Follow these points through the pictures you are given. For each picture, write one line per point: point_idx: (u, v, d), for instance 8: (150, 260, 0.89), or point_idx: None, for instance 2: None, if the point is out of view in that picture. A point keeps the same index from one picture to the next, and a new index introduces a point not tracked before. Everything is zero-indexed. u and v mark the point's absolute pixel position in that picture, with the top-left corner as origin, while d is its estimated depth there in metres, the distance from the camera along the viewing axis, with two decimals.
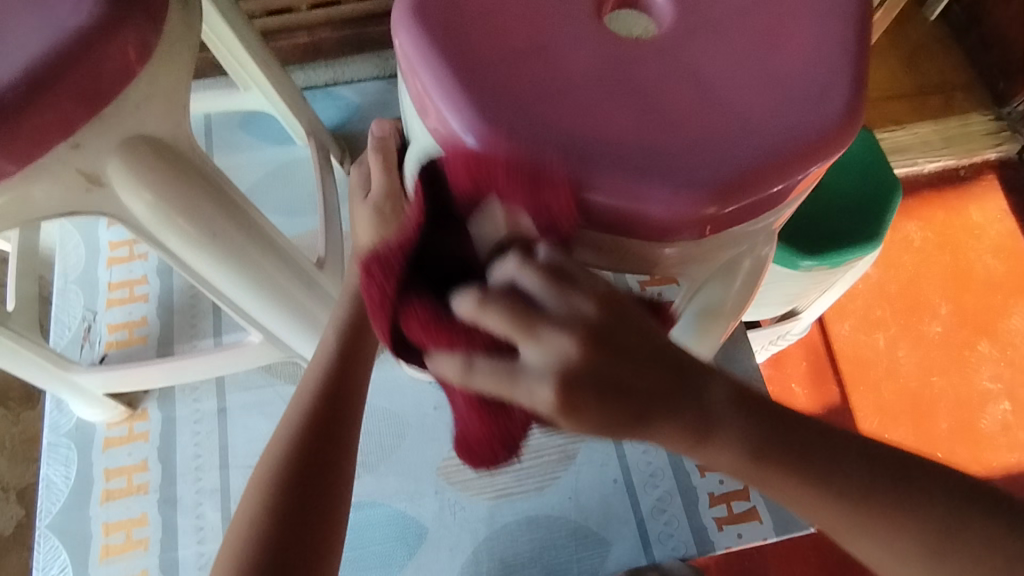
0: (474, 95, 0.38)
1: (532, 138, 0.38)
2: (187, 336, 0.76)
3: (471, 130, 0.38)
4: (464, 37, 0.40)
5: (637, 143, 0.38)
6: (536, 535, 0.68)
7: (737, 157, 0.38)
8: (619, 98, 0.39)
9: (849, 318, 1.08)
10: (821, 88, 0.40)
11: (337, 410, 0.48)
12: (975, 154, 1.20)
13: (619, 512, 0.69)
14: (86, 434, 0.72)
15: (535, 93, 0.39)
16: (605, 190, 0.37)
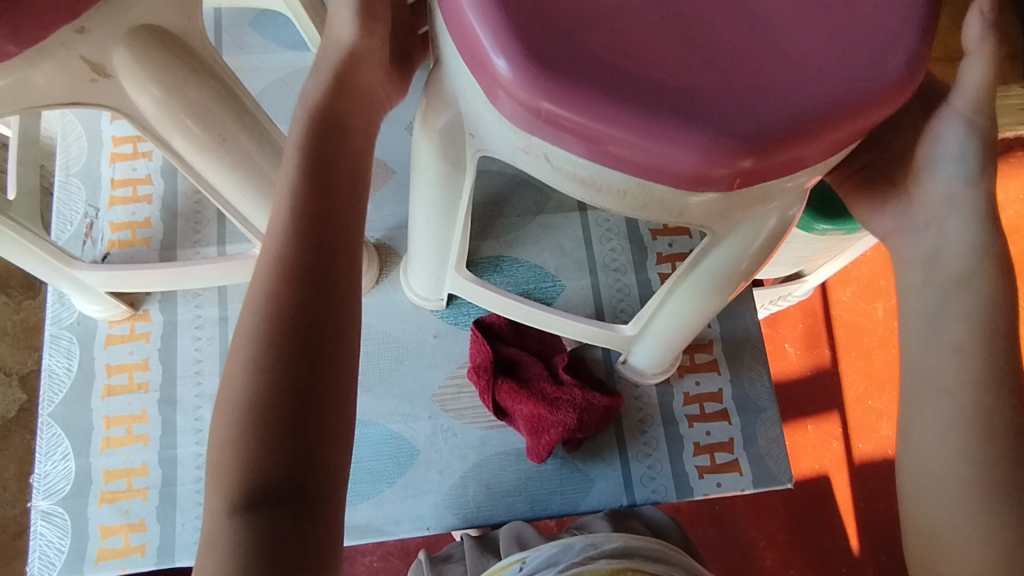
0: (509, 13, 0.36)
1: (568, 66, 0.36)
2: (190, 242, 0.75)
3: (502, 52, 0.36)
4: None
5: (679, 81, 0.36)
6: (523, 466, 0.70)
7: (782, 106, 0.36)
8: (665, 30, 0.37)
9: (853, 284, 1.08)
10: (879, 43, 0.37)
11: (319, 258, 0.38)
12: (1009, 128, 1.19)
13: (606, 452, 0.71)
14: (88, 329, 0.72)
15: (576, 15, 0.36)
16: (638, 130, 0.36)
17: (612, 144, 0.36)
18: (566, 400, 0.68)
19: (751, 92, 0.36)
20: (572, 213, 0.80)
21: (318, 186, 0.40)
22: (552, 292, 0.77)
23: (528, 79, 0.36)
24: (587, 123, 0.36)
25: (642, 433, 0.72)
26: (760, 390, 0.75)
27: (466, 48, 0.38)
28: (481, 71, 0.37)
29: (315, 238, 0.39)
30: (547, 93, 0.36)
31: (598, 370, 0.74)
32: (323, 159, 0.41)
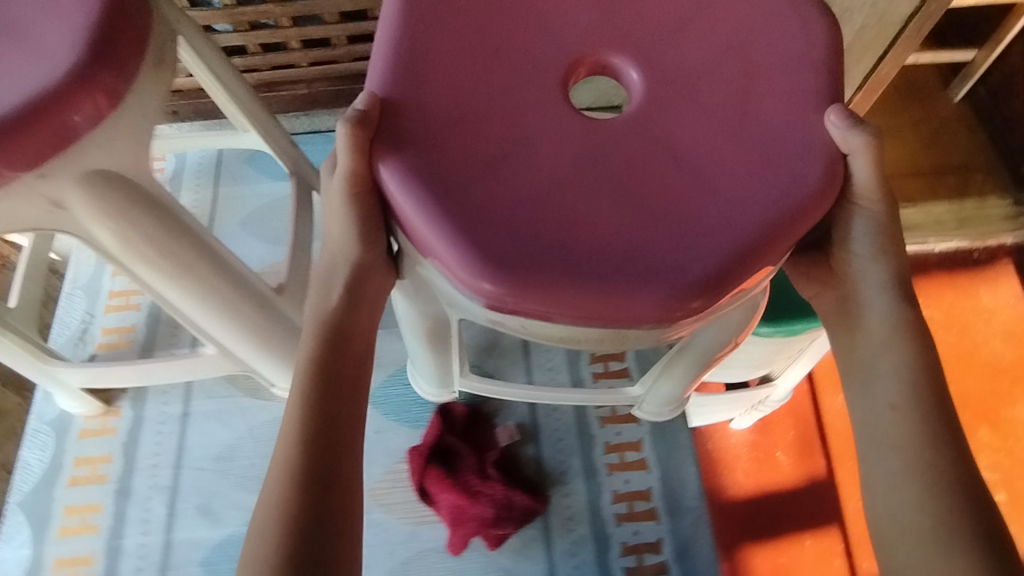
0: (461, 222, 0.46)
1: (522, 255, 0.46)
2: (167, 344, 0.85)
3: (471, 254, 0.45)
4: (442, 156, 0.48)
5: (625, 245, 0.46)
6: (448, 563, 0.71)
7: (708, 257, 0.47)
8: (598, 205, 0.48)
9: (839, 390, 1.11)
10: (779, 185, 0.49)
11: (331, 444, 0.49)
12: (989, 238, 1.30)
13: (532, 551, 0.72)
14: (65, 423, 0.80)
15: (520, 209, 0.47)
16: (607, 287, 0.45)
17: (581, 313, 0.46)
18: (487, 496, 0.71)
19: (680, 255, 0.47)
20: None
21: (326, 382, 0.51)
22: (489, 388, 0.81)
23: (491, 277, 0.45)
24: (561, 295, 0.45)
25: (569, 530, 0.73)
26: (689, 489, 0.75)
27: (441, 239, 0.46)
28: (450, 266, 0.46)
29: (327, 433, 0.49)
30: (512, 282, 0.45)
31: (528, 469, 0.76)
32: (329, 359, 0.52)
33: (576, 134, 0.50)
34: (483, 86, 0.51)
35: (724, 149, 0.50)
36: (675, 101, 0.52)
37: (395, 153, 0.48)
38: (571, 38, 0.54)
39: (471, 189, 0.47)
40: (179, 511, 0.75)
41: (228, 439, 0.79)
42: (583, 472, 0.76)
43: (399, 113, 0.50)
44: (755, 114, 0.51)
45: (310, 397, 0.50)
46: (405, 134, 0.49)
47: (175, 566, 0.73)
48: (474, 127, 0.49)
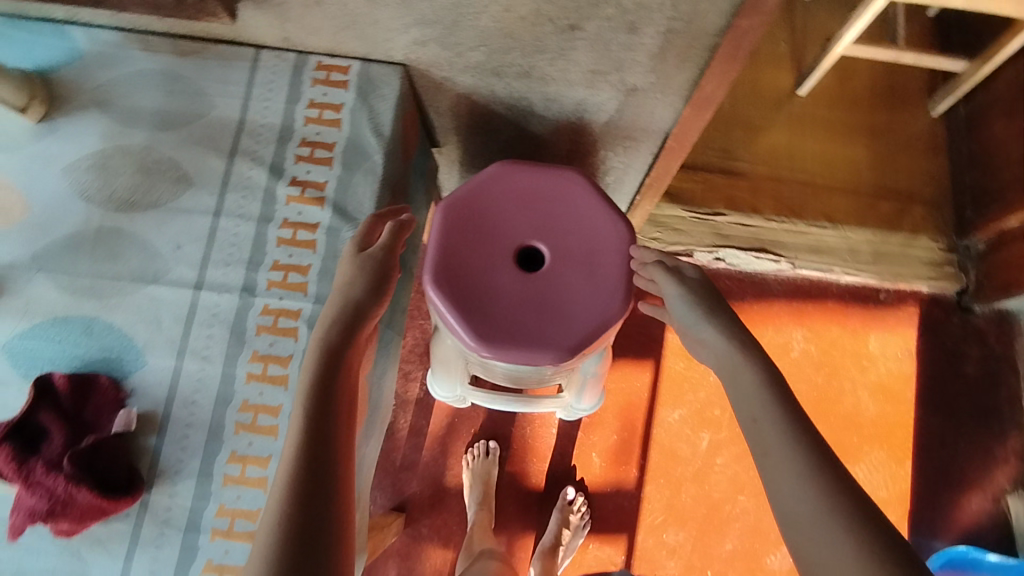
0: (476, 331, 0.78)
1: (498, 335, 0.78)
2: None
3: (472, 342, 0.78)
4: (464, 292, 0.80)
5: (559, 328, 0.79)
6: (23, 551, 0.68)
7: (578, 332, 0.79)
8: (542, 315, 0.79)
9: (683, 408, 1.49)
10: (611, 295, 0.80)
11: (320, 466, 0.53)
12: (900, 280, 1.53)
13: (94, 554, 0.68)
14: None
15: (499, 318, 0.79)
16: (538, 356, 0.78)
17: (524, 360, 0.78)
18: (40, 485, 0.64)
19: (564, 326, 0.79)
20: (185, 290, 0.77)
21: (318, 419, 0.56)
22: (131, 367, 0.74)
23: (479, 350, 0.78)
24: (527, 361, 0.78)
25: (156, 547, 0.69)
26: None
27: (466, 338, 0.78)
28: (467, 343, 0.78)
29: (315, 453, 0.53)
30: (488, 348, 0.78)
31: (139, 462, 0.71)
32: (326, 373, 0.59)
33: (512, 269, 0.81)
34: (478, 223, 0.83)
35: (581, 284, 0.81)
36: (561, 268, 0.81)
37: (446, 302, 0.79)
38: (531, 200, 0.84)
39: (489, 280, 0.80)
40: None
41: None
42: (196, 475, 0.71)
43: (453, 272, 0.81)
44: (604, 256, 0.82)
45: (307, 419, 0.55)
46: (446, 287, 0.80)
47: None
48: (478, 261, 0.81)
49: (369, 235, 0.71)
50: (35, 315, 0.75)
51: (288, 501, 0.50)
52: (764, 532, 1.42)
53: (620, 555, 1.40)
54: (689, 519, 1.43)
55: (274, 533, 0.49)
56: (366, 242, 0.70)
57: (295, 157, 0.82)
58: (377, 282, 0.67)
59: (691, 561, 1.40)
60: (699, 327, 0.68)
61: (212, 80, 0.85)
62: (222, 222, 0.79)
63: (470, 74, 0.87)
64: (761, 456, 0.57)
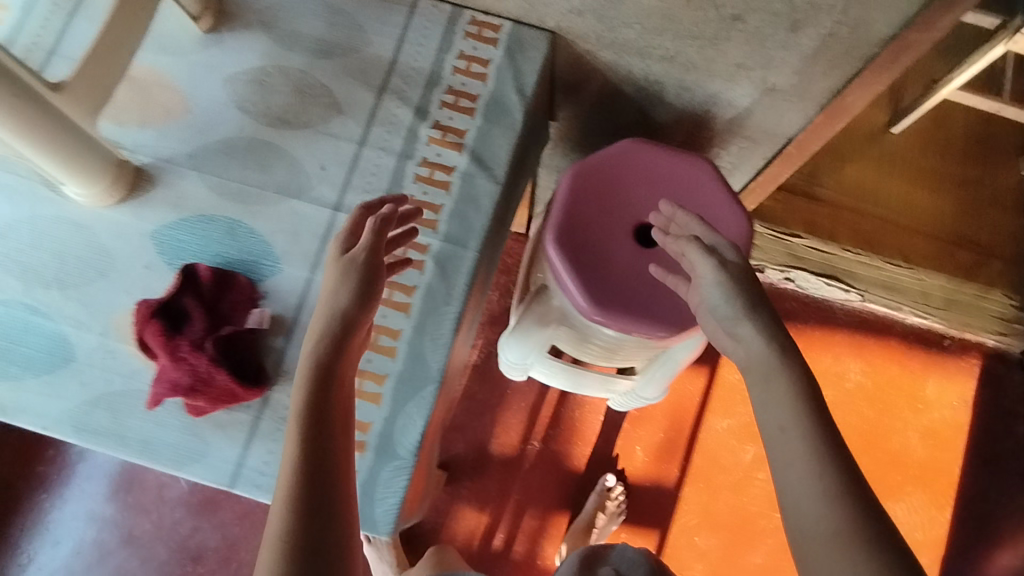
0: (591, 295, 0.82)
1: (611, 302, 0.82)
2: None
3: (585, 305, 0.82)
4: (583, 257, 0.84)
5: (667, 306, 0.83)
6: (150, 422, 0.73)
7: (685, 313, 0.83)
8: (654, 291, 0.83)
9: (730, 419, 1.50)
10: None
11: (320, 467, 0.56)
12: (966, 330, 1.52)
13: (216, 437, 0.73)
14: None
15: (613, 287, 0.83)
16: (645, 328, 0.83)
17: (630, 329, 0.83)
18: (185, 363, 0.69)
19: (673, 305, 0.83)
20: (325, 209, 0.81)
21: (316, 424, 0.58)
22: (267, 272, 0.78)
23: (591, 314, 0.83)
24: (634, 331, 0.83)
25: (272, 440, 0.73)
26: (407, 437, 0.74)
27: (580, 300, 0.83)
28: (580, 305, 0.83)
29: (314, 455, 0.57)
30: (599, 313, 0.82)
31: (267, 358, 0.75)
32: (321, 383, 0.60)
33: (631, 243, 0.85)
34: (604, 194, 0.86)
35: None
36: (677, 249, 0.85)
37: (565, 264, 0.83)
38: (657, 181, 0.87)
39: (608, 249, 0.84)
40: None
41: (7, 216, 0.78)
42: None
43: (574, 236, 0.84)
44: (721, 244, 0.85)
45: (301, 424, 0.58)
46: (567, 249, 0.83)
47: None
48: (600, 229, 0.85)
49: (355, 232, 0.68)
50: (184, 210, 0.80)
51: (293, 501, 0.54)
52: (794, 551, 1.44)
53: (649, 549, 1.43)
54: (720, 526, 1.44)
55: (285, 524, 0.53)
56: (349, 245, 0.68)
57: (440, 102, 0.86)
58: (349, 289, 0.64)
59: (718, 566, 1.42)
60: (737, 324, 0.62)
61: (370, 18, 0.89)
62: (365, 152, 0.83)
63: (613, 51, 0.90)
64: (781, 468, 0.54)
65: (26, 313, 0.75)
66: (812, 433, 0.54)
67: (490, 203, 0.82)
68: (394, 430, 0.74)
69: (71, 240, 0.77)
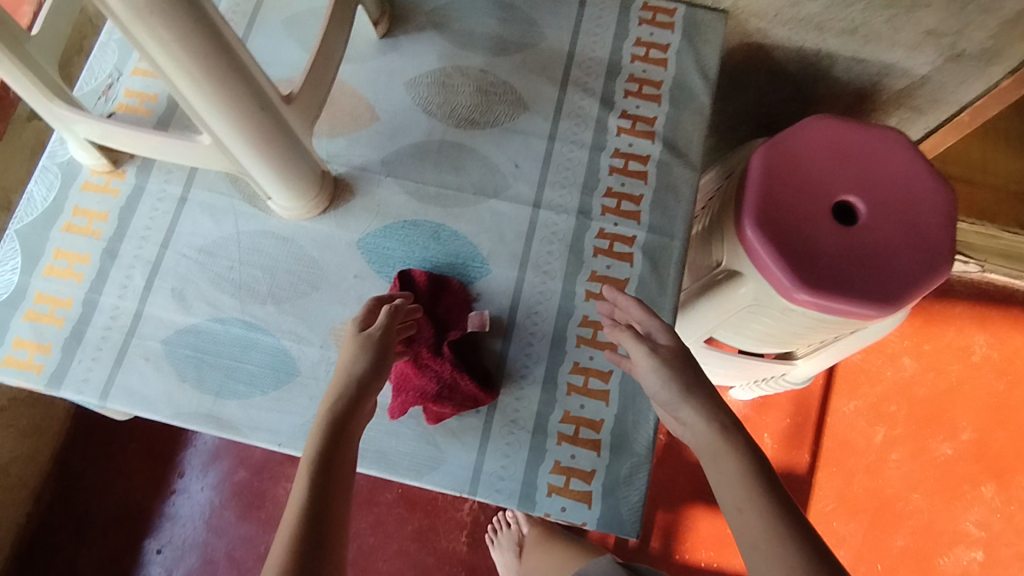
0: (800, 276, 0.79)
1: (821, 282, 0.79)
2: (183, 125, 0.83)
3: (795, 287, 0.80)
4: (785, 237, 0.81)
5: (879, 282, 0.80)
6: (384, 428, 0.72)
7: (899, 289, 0.80)
8: (863, 268, 0.80)
9: (857, 400, 1.40)
10: (930, 257, 0.81)
11: (323, 506, 0.53)
12: None
13: (453, 441, 0.71)
14: (70, 171, 0.81)
15: (821, 267, 0.80)
16: (858, 307, 0.79)
17: (843, 308, 0.80)
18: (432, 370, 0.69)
19: (885, 281, 0.80)
20: (525, 207, 0.79)
21: (325, 464, 0.55)
22: (476, 274, 0.77)
23: (801, 295, 0.80)
24: (846, 310, 0.80)
25: (506, 444, 0.71)
26: (642, 433, 0.72)
27: (789, 283, 0.80)
28: (787, 288, 0.80)
29: (320, 492, 0.53)
30: (811, 294, 0.79)
31: (489, 360, 0.74)
32: (337, 427, 0.58)
33: (831, 220, 0.82)
34: (796, 173, 0.83)
35: (899, 242, 0.81)
36: (879, 224, 0.82)
37: (769, 245, 0.80)
38: (848, 155, 0.84)
39: (809, 229, 0.81)
40: (155, 287, 0.76)
41: (215, 235, 0.78)
42: (542, 382, 0.73)
43: (772, 217, 0.82)
44: (922, 217, 0.82)
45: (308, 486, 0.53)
46: (768, 230, 0.81)
47: (140, 336, 0.75)
48: (797, 209, 0.82)
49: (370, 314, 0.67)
50: (386, 217, 0.79)
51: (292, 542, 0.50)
52: (937, 533, 1.32)
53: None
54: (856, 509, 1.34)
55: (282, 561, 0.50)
56: (366, 323, 0.66)
57: (624, 91, 0.84)
58: (364, 363, 0.62)
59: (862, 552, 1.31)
60: (677, 408, 0.59)
61: (542, 12, 0.87)
62: (557, 147, 0.82)
63: (788, 27, 0.88)
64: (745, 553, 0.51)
65: (246, 330, 0.75)
66: (772, 516, 0.51)
67: (691, 190, 0.80)
68: (626, 425, 0.72)
69: (279, 255, 0.78)
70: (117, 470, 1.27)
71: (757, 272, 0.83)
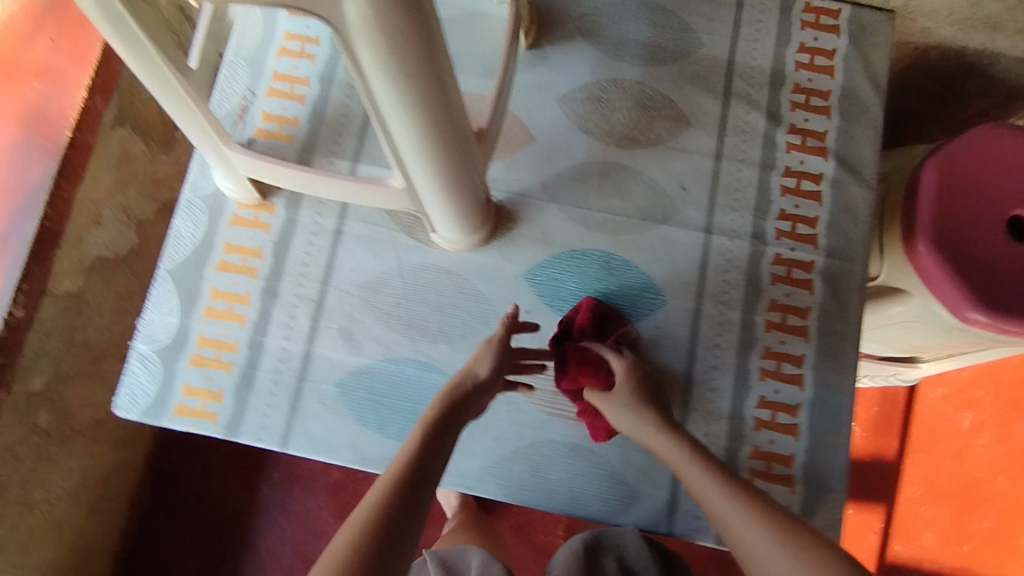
0: (979, 299, 0.76)
1: (1000, 305, 0.76)
2: (328, 151, 0.78)
3: (973, 310, 0.77)
4: (962, 257, 0.78)
5: None
6: (575, 464, 0.72)
7: None
8: None
9: (946, 384, 1.10)
10: None
11: (423, 471, 0.54)
12: None
13: (654, 475, 0.71)
14: (219, 204, 0.77)
15: (1000, 289, 0.77)
16: None
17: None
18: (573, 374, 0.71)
19: None
20: (697, 233, 0.76)
21: (436, 438, 0.57)
22: (652, 305, 0.75)
23: (979, 317, 0.77)
24: None
25: None
26: (834, 466, 0.71)
27: (967, 306, 0.77)
28: (964, 311, 0.77)
29: (418, 463, 0.55)
30: (990, 318, 0.76)
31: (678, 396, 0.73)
32: (448, 416, 0.59)
33: (1008, 238, 0.78)
34: (968, 188, 0.80)
35: None
36: None
37: (945, 266, 0.77)
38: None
39: (985, 247, 0.78)
40: (322, 328, 0.74)
41: (377, 270, 0.76)
42: (728, 417, 0.73)
43: (947, 236, 0.78)
44: None
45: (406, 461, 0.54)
46: (943, 249, 0.78)
47: (313, 379, 0.74)
48: (970, 226, 0.79)
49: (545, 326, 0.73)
50: (553, 246, 0.76)
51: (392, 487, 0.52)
52: None
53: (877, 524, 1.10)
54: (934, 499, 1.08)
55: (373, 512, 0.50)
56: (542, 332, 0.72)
57: (791, 103, 0.79)
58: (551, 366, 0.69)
59: (950, 537, 1.05)
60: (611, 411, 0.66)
61: (697, 16, 0.81)
62: (725, 166, 0.78)
63: (956, 28, 0.80)
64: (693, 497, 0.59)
65: (420, 370, 0.74)
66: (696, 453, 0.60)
67: (868, 211, 0.76)
68: (817, 460, 0.72)
69: (447, 291, 0.75)
70: (212, 475, 1.14)
71: (926, 291, 0.81)
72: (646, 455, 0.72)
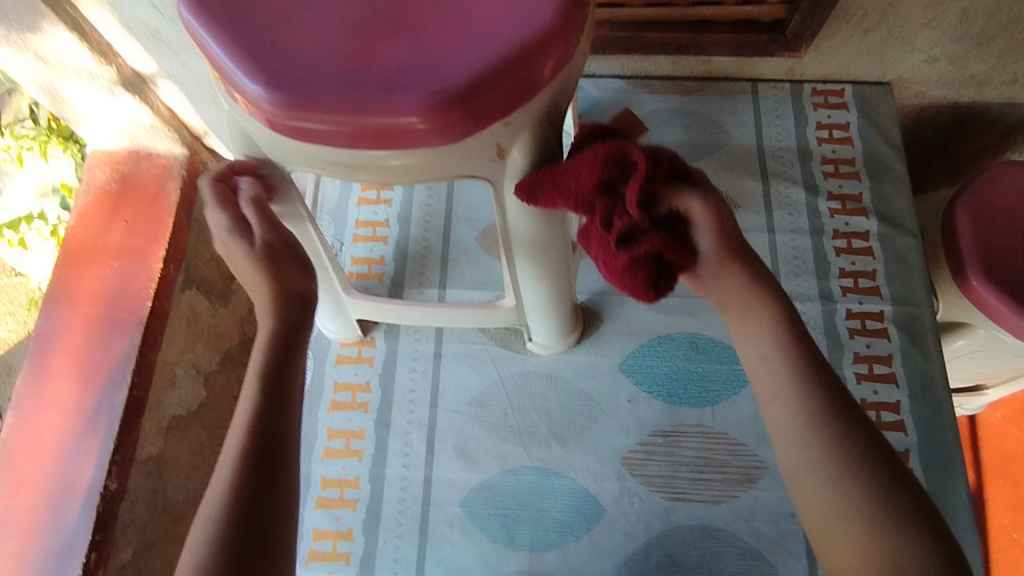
0: None
1: None
2: (416, 282, 0.84)
3: None
4: (1015, 286, 0.83)
5: None
6: (708, 545, 0.72)
7: None
8: None
9: (1003, 407, 1.14)
10: None
11: (271, 434, 0.48)
12: None
13: (788, 545, 0.71)
14: (323, 346, 0.82)
15: None
16: None
17: None
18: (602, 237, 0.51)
19: None
20: None
21: (272, 387, 0.50)
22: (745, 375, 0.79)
23: None
24: None
25: None
26: (959, 506, 0.72)
27: None
28: None
29: (264, 422, 0.48)
30: None
31: None
32: (279, 348, 0.52)
33: None
34: (1000, 222, 0.87)
35: None
36: None
37: (1001, 296, 0.83)
38: None
39: None
40: (438, 449, 0.77)
41: (480, 385, 0.80)
42: None
43: (995, 269, 0.84)
44: None
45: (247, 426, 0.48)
46: (995, 281, 0.83)
47: (436, 503, 0.74)
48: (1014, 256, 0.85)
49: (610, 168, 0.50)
50: (640, 335, 0.81)
51: (235, 488, 0.46)
52: None
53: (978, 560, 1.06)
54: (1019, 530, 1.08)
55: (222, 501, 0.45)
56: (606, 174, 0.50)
57: (823, 174, 0.88)
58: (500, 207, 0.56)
59: None
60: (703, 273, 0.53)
61: (722, 113, 0.92)
62: (779, 238, 0.85)
63: (948, 87, 0.91)
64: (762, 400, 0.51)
65: (539, 476, 0.75)
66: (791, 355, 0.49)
67: (919, 256, 0.83)
68: (942, 503, 0.72)
69: (550, 394, 0.79)
70: None
71: (989, 321, 0.85)
72: (776, 524, 0.72)
